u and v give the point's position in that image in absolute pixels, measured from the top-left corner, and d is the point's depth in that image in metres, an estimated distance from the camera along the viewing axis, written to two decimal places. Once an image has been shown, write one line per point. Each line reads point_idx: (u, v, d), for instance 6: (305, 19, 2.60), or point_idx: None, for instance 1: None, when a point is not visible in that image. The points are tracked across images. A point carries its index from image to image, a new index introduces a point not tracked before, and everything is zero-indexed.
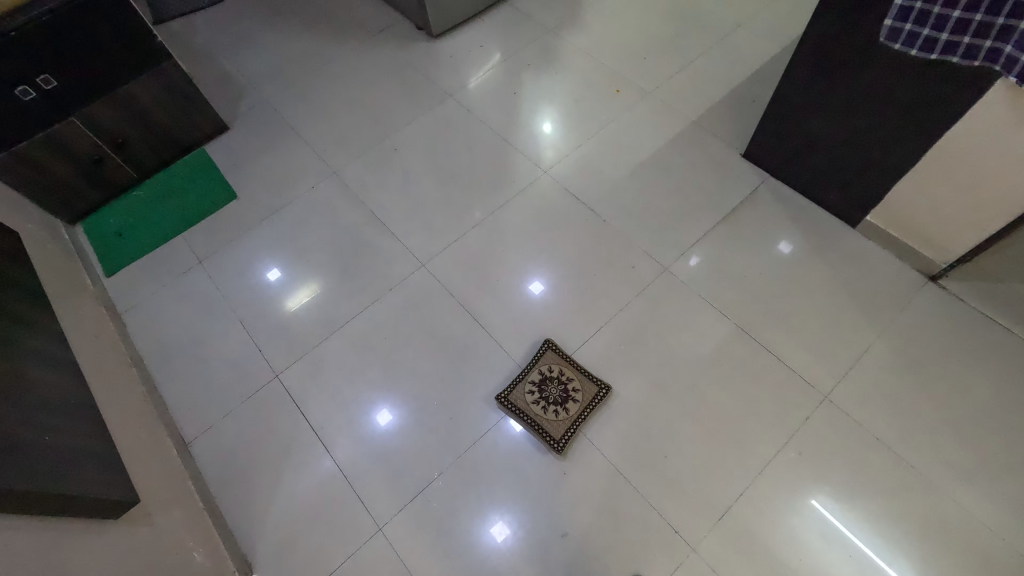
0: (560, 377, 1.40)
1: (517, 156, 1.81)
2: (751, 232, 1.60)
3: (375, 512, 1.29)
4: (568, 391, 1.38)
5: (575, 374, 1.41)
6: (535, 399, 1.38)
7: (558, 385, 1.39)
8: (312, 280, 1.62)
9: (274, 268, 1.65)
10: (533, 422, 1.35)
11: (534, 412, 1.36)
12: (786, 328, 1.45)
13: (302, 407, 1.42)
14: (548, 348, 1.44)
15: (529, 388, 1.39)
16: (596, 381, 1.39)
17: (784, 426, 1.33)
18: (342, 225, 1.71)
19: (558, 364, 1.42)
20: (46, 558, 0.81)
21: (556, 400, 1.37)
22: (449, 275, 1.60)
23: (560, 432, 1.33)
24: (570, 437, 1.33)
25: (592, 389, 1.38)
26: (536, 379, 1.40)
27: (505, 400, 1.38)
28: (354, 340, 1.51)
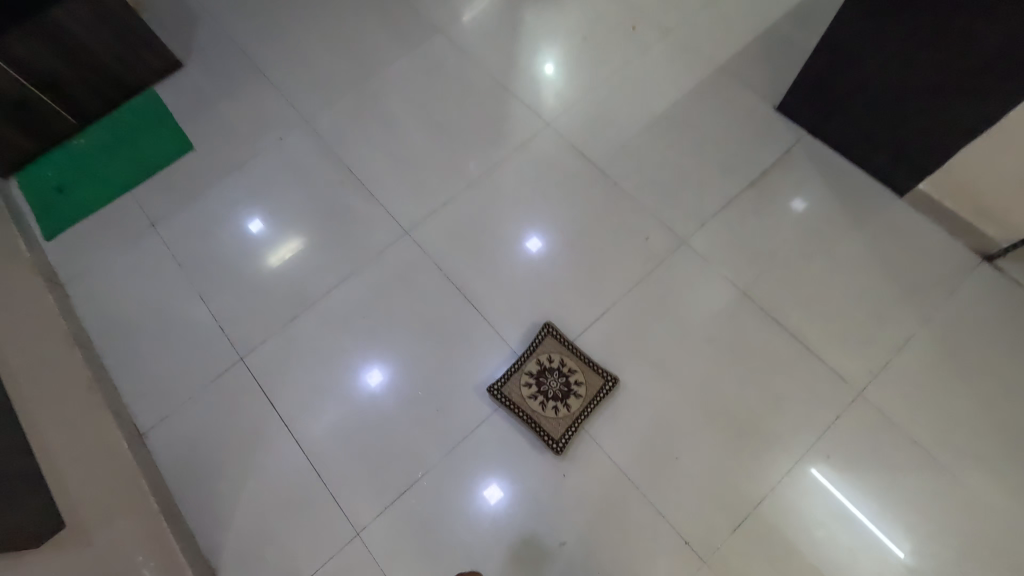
0: (561, 369, 1.25)
1: (515, 105, 1.57)
2: (785, 200, 1.40)
3: (352, 515, 1.16)
4: (570, 384, 1.24)
5: (578, 364, 1.26)
6: (532, 393, 1.23)
7: (559, 377, 1.25)
8: (293, 235, 1.44)
9: (258, 221, 1.46)
10: (529, 419, 1.21)
11: (531, 408, 1.22)
12: (817, 313, 1.28)
13: (270, 395, 1.26)
14: (548, 334, 1.28)
15: (526, 379, 1.25)
16: (601, 373, 1.24)
17: (810, 427, 1.19)
18: (314, 183, 1.50)
19: (559, 353, 1.27)
20: None
21: (556, 394, 1.23)
22: (437, 245, 1.41)
23: (560, 432, 1.20)
24: (571, 437, 1.20)
25: (598, 382, 1.23)
26: (534, 370, 1.26)
27: (499, 394, 1.23)
28: (329, 318, 1.34)
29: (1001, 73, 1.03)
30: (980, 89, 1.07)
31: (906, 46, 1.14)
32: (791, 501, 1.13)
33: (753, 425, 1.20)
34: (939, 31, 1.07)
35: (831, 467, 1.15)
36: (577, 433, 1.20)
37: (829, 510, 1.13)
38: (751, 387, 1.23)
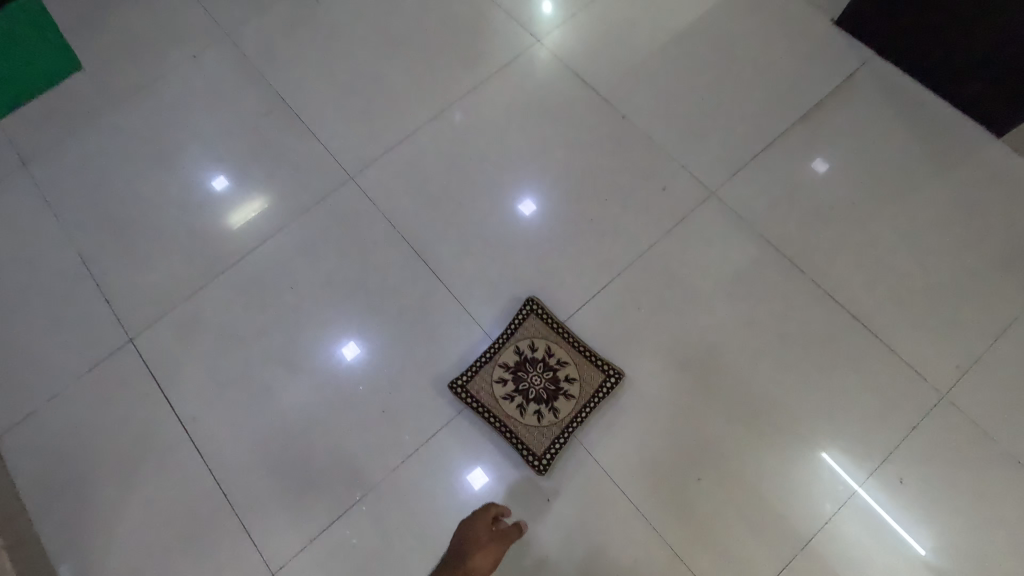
0: (546, 361, 0.97)
1: (497, 15, 1.22)
2: (843, 142, 1.08)
3: (266, 549, 0.88)
4: (558, 382, 0.96)
5: (569, 355, 0.98)
6: (508, 393, 0.96)
7: (544, 372, 0.97)
8: (257, 196, 1.10)
9: (219, 178, 1.12)
10: (504, 428, 0.94)
11: (506, 413, 0.95)
12: (886, 288, 0.98)
13: (163, 387, 0.97)
14: (531, 316, 0.99)
15: (500, 375, 0.97)
16: (600, 367, 0.96)
17: (873, 439, 0.91)
18: (235, 115, 1.16)
19: (544, 340, 0.99)
20: None
21: (540, 395, 0.96)
22: (391, 196, 1.09)
23: (544, 445, 0.93)
24: (559, 452, 0.93)
25: (596, 380, 0.96)
26: (512, 363, 0.97)
27: (464, 393, 0.95)
28: (247, 289, 1.03)
29: None
30: None
31: None
32: (849, 535, 0.87)
33: (798, 434, 0.92)
34: None
35: (908, 494, 0.88)
36: (568, 447, 0.93)
37: (901, 550, 0.86)
38: (794, 385, 0.94)
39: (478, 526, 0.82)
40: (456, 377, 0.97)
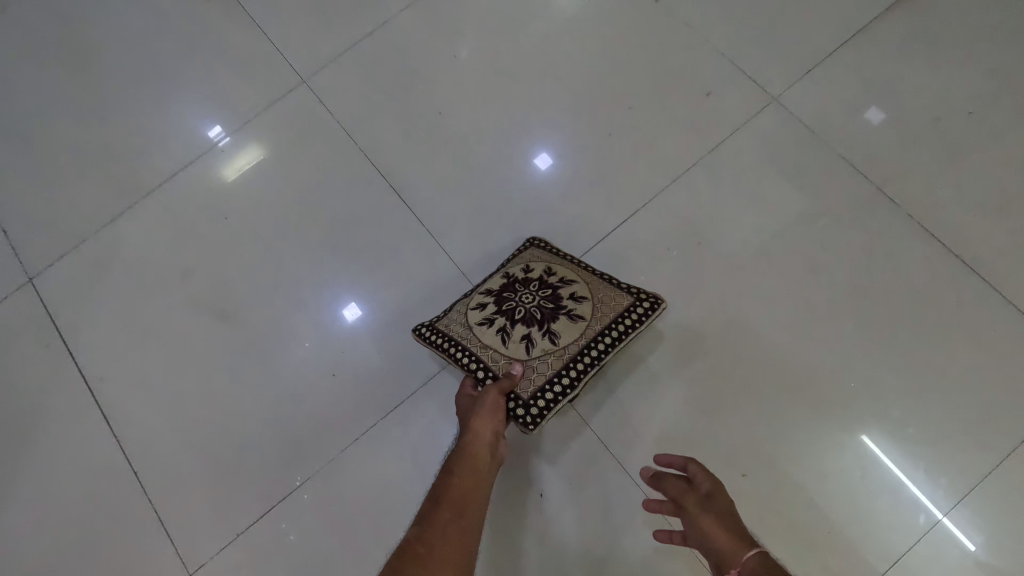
0: (544, 279, 0.69)
1: None
2: (937, 39, 0.82)
3: (185, 539, 0.72)
4: (560, 300, 0.67)
5: (578, 275, 0.70)
6: (485, 317, 0.67)
7: (539, 289, 0.68)
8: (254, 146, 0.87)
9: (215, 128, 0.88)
10: (473, 363, 0.65)
11: (479, 342, 0.65)
12: (987, 230, 0.74)
13: (71, 340, 0.80)
14: (531, 245, 0.76)
15: (476, 299, 0.70)
16: (624, 290, 0.69)
17: (968, 423, 0.68)
18: (164, 7, 0.94)
19: (544, 261, 0.72)
20: None
21: (531, 316, 0.66)
22: (353, 106, 0.88)
23: (536, 387, 0.63)
24: (558, 400, 0.62)
25: (619, 303, 0.67)
26: (496, 287, 0.70)
27: (428, 331, 0.70)
28: (173, 221, 0.84)
29: None
30: None
31: None
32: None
33: (846, 415, 0.70)
34: None
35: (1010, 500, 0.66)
36: (570, 392, 0.63)
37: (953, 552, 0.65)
38: (866, 350, 0.72)
39: (461, 396, 0.67)
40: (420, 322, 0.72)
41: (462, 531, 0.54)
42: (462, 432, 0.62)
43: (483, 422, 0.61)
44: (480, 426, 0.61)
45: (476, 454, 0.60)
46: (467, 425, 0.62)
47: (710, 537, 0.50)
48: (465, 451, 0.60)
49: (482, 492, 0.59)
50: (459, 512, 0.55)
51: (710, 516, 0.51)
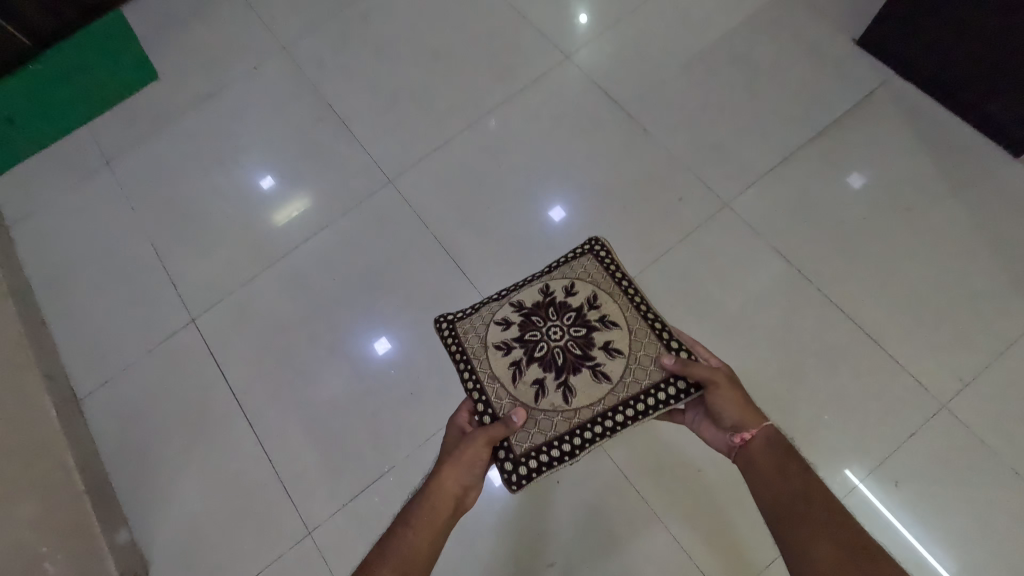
0: (574, 325, 0.78)
1: (528, 33, 1.31)
2: (859, 157, 1.11)
3: (305, 509, 0.98)
4: (585, 352, 0.77)
5: (617, 324, 0.78)
6: (507, 344, 0.79)
7: (568, 334, 0.78)
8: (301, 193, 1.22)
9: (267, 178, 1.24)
10: (484, 395, 0.77)
11: (495, 372, 0.78)
12: (893, 300, 1.00)
13: (221, 362, 1.09)
14: (587, 252, 0.85)
15: (502, 322, 0.80)
16: (657, 364, 0.76)
17: (878, 442, 0.93)
18: (290, 120, 1.28)
19: (590, 287, 0.81)
20: None
21: (549, 365, 0.76)
22: (425, 196, 1.18)
23: (537, 442, 0.75)
24: (553, 463, 0.74)
25: (651, 374, 0.77)
26: (528, 309, 0.80)
27: (453, 330, 0.83)
28: (294, 277, 1.15)
29: None
30: None
31: None
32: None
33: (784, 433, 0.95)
34: None
35: (899, 497, 0.89)
36: (568, 458, 0.74)
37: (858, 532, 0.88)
38: (804, 391, 0.97)
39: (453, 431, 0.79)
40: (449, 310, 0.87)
41: None
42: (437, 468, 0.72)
43: (455, 475, 0.71)
44: (447, 476, 0.71)
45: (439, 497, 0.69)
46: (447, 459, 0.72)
47: (739, 406, 0.71)
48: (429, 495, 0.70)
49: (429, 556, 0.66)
50: None
51: (736, 388, 0.72)
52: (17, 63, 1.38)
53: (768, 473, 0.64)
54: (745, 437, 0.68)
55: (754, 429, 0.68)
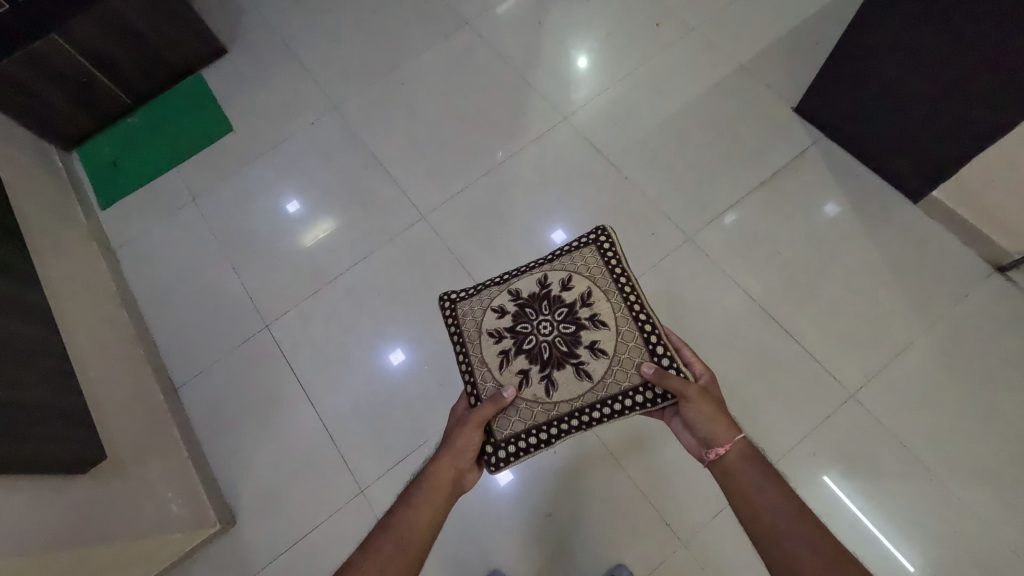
0: (562, 324, 0.90)
1: (535, 98, 1.62)
2: (795, 202, 1.41)
3: (359, 473, 1.26)
4: (570, 350, 0.89)
5: (605, 325, 0.90)
6: (499, 334, 0.92)
7: (557, 331, 0.90)
8: (325, 217, 1.54)
9: (292, 201, 1.56)
10: (475, 378, 0.92)
11: (485, 360, 0.92)
12: (817, 314, 1.29)
13: (290, 359, 1.38)
14: (586, 250, 0.97)
15: (499, 314, 0.94)
16: (633, 369, 0.88)
17: (801, 422, 1.21)
18: (342, 167, 1.59)
19: (584, 287, 0.93)
20: (21, 526, 0.80)
21: (536, 359, 0.89)
22: (451, 228, 1.48)
23: (516, 428, 0.88)
24: (531, 448, 0.88)
25: (628, 379, 0.88)
26: (523, 303, 0.94)
27: (456, 316, 0.99)
28: (345, 293, 1.44)
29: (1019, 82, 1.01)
30: (990, 98, 1.07)
31: (919, 53, 1.14)
32: (840, 532, 1.12)
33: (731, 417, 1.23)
34: (952, 39, 1.06)
35: (813, 463, 1.18)
36: (543, 445, 0.88)
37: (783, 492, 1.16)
38: (745, 383, 1.25)
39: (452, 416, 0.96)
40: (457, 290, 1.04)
41: (400, 552, 0.79)
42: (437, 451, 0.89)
43: (453, 462, 0.87)
44: (439, 467, 0.87)
45: (434, 478, 0.86)
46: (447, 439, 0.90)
47: (715, 422, 0.85)
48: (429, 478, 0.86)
49: (427, 534, 0.82)
50: (399, 551, 0.79)
51: (712, 402, 0.86)
52: (118, 117, 1.70)
53: (745, 489, 0.79)
54: (718, 451, 0.84)
55: (726, 443, 0.84)
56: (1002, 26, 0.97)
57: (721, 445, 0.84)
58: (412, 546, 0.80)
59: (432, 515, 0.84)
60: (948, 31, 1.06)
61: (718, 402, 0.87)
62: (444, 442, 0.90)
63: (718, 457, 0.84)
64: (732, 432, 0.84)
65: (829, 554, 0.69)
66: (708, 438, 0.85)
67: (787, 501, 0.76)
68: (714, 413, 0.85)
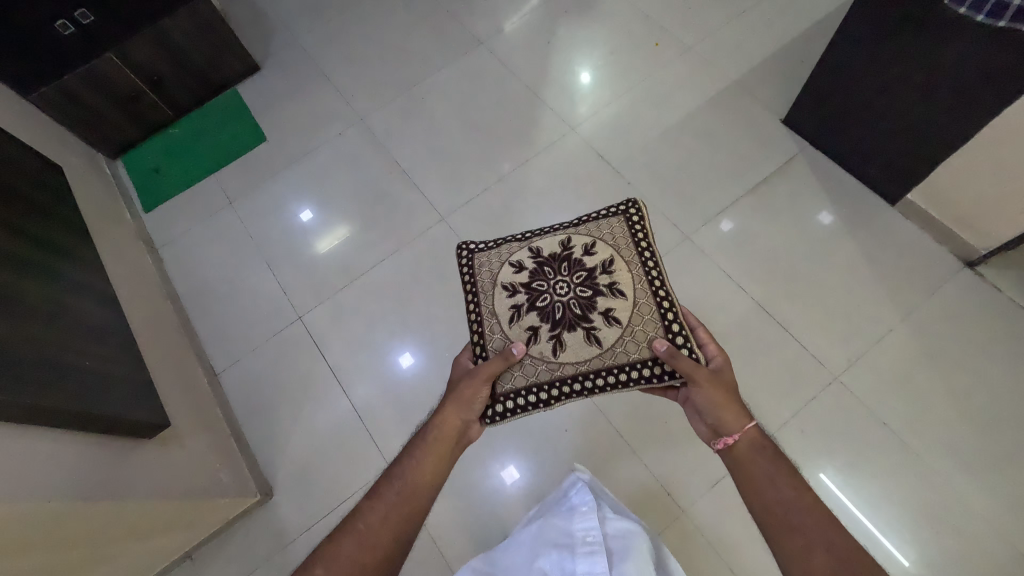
0: (580, 287, 1.02)
1: (545, 111, 1.76)
2: (783, 205, 1.54)
3: (386, 450, 1.37)
4: (585, 312, 1.00)
5: (623, 294, 1.01)
6: (513, 290, 1.04)
7: (572, 294, 1.01)
8: (340, 225, 1.66)
9: (307, 209, 1.70)
10: (483, 330, 1.04)
11: (497, 313, 1.04)
12: (804, 306, 1.42)
13: (321, 347, 1.50)
14: (614, 220, 1.10)
15: (519, 271, 1.06)
16: (642, 344, 0.99)
17: (790, 403, 1.33)
18: (368, 172, 1.73)
19: (608, 254, 1.04)
20: (103, 478, 0.92)
21: (550, 318, 1.00)
22: (468, 229, 1.61)
23: (518, 383, 1.00)
24: (530, 405, 0.99)
25: (636, 352, 0.98)
26: (544, 264, 1.05)
27: (472, 268, 1.12)
28: (372, 287, 1.57)
29: (973, 96, 1.15)
30: (949, 110, 1.21)
31: (887, 71, 1.28)
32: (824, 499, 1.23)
33: None
34: (914, 61, 1.20)
35: (801, 439, 1.29)
36: (541, 404, 0.99)
37: None
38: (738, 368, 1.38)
39: (455, 372, 1.07)
40: (476, 243, 1.16)
41: (405, 497, 0.87)
42: (443, 401, 1.00)
43: (456, 413, 0.97)
44: (447, 415, 0.97)
45: (441, 425, 0.96)
46: (455, 388, 1.00)
47: (725, 410, 0.92)
48: (436, 424, 0.96)
49: (432, 480, 0.90)
50: (404, 496, 0.87)
51: (722, 394, 0.94)
52: (160, 128, 1.85)
53: (758, 485, 0.85)
54: (727, 441, 0.91)
55: (737, 432, 0.91)
56: (954, 49, 1.12)
57: (732, 435, 0.91)
58: (416, 489, 0.88)
59: (438, 465, 0.92)
60: (910, 53, 1.20)
61: (729, 393, 0.94)
62: (451, 391, 1.00)
63: (729, 449, 0.92)
64: (743, 422, 0.91)
65: (843, 546, 0.73)
66: (719, 427, 0.93)
67: (802, 498, 0.80)
68: (725, 404, 0.93)
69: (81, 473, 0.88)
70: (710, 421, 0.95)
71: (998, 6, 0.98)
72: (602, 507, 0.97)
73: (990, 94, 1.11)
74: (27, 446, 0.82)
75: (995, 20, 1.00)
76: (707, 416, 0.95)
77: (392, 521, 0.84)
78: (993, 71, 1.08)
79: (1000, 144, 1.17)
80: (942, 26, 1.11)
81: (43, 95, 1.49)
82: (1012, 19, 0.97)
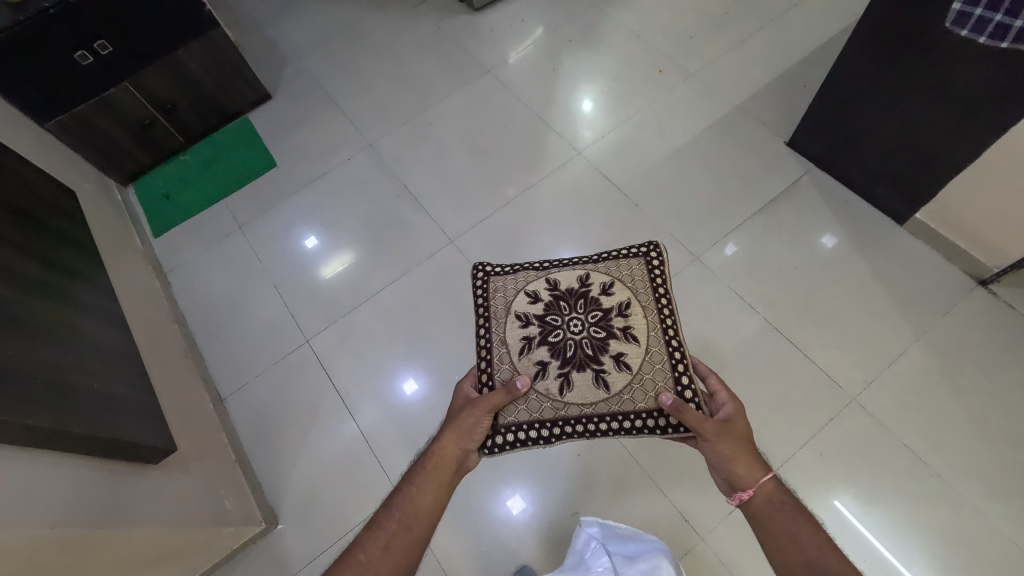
0: (595, 328, 1.01)
1: (551, 136, 1.79)
2: (790, 226, 1.54)
3: (393, 474, 1.34)
4: (596, 354, 0.99)
5: (638, 339, 1.00)
6: (526, 321, 1.04)
7: (585, 333, 1.00)
8: (346, 249, 1.67)
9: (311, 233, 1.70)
10: (491, 359, 1.03)
11: (507, 342, 1.03)
12: (817, 326, 1.41)
13: (329, 370, 1.49)
14: (635, 260, 1.10)
15: (535, 302, 1.05)
16: (651, 394, 0.97)
17: (805, 425, 1.30)
18: (376, 198, 1.74)
19: (626, 296, 1.04)
20: (106, 504, 0.89)
21: (561, 356, 0.99)
22: (475, 251, 1.62)
23: (521, 417, 0.97)
24: (527, 442, 0.96)
25: (643, 401, 0.96)
26: (559, 298, 1.05)
27: (485, 292, 1.11)
28: (381, 309, 1.56)
29: (976, 116, 1.16)
30: (954, 130, 1.22)
31: (889, 93, 1.30)
32: (843, 527, 1.19)
33: None
34: (915, 82, 1.23)
35: (821, 463, 1.26)
36: (541, 441, 0.96)
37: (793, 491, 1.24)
38: (752, 390, 1.35)
39: (458, 397, 1.03)
40: (493, 265, 1.15)
41: (407, 526, 0.83)
42: (443, 428, 0.96)
43: (455, 441, 0.93)
44: (447, 441, 0.94)
45: (441, 452, 0.92)
46: (457, 415, 0.97)
47: (737, 463, 0.86)
48: (435, 452, 0.92)
49: (431, 509, 0.86)
50: (405, 526, 0.83)
51: (730, 442, 0.88)
52: (171, 155, 1.87)
53: (782, 541, 0.78)
54: (742, 496, 0.84)
55: (753, 487, 0.84)
56: (955, 70, 1.14)
57: (746, 489, 0.84)
58: (417, 520, 0.84)
59: (438, 495, 0.88)
60: (910, 74, 1.23)
61: (742, 443, 0.88)
62: (452, 418, 0.98)
63: (746, 504, 0.85)
64: (757, 475, 0.84)
65: None
66: (731, 481, 0.86)
67: (827, 557, 0.74)
68: (738, 455, 0.86)
69: (83, 498, 0.86)
70: (724, 474, 0.87)
71: (999, 27, 0.98)
72: (618, 564, 0.94)
73: (992, 115, 1.13)
74: (30, 469, 0.79)
75: (997, 40, 1.00)
76: (720, 470, 0.88)
77: (393, 552, 0.80)
78: (994, 91, 1.10)
79: (1005, 162, 1.18)
80: (943, 49, 1.13)
81: (61, 123, 1.53)
82: (1014, 39, 0.98)
